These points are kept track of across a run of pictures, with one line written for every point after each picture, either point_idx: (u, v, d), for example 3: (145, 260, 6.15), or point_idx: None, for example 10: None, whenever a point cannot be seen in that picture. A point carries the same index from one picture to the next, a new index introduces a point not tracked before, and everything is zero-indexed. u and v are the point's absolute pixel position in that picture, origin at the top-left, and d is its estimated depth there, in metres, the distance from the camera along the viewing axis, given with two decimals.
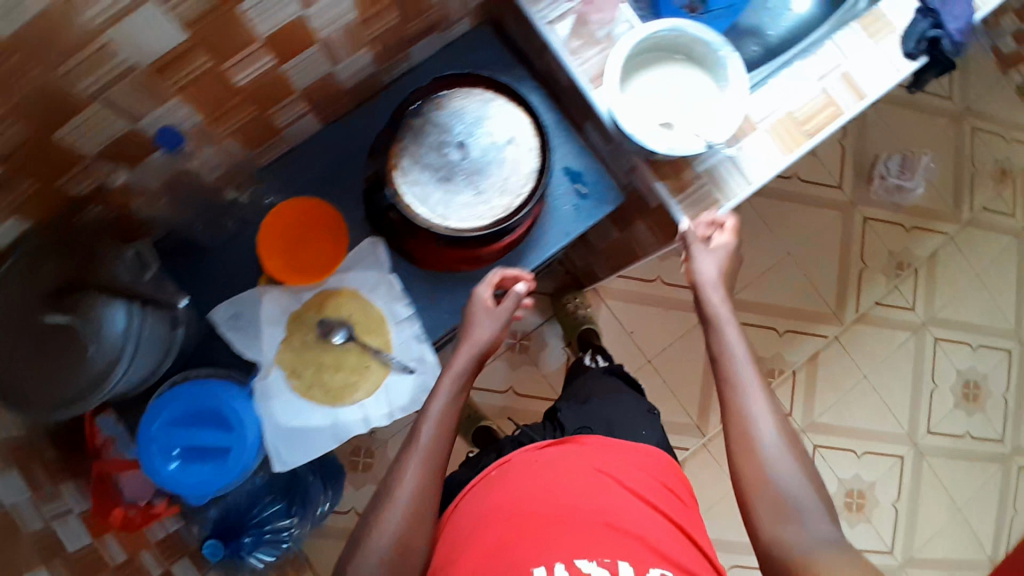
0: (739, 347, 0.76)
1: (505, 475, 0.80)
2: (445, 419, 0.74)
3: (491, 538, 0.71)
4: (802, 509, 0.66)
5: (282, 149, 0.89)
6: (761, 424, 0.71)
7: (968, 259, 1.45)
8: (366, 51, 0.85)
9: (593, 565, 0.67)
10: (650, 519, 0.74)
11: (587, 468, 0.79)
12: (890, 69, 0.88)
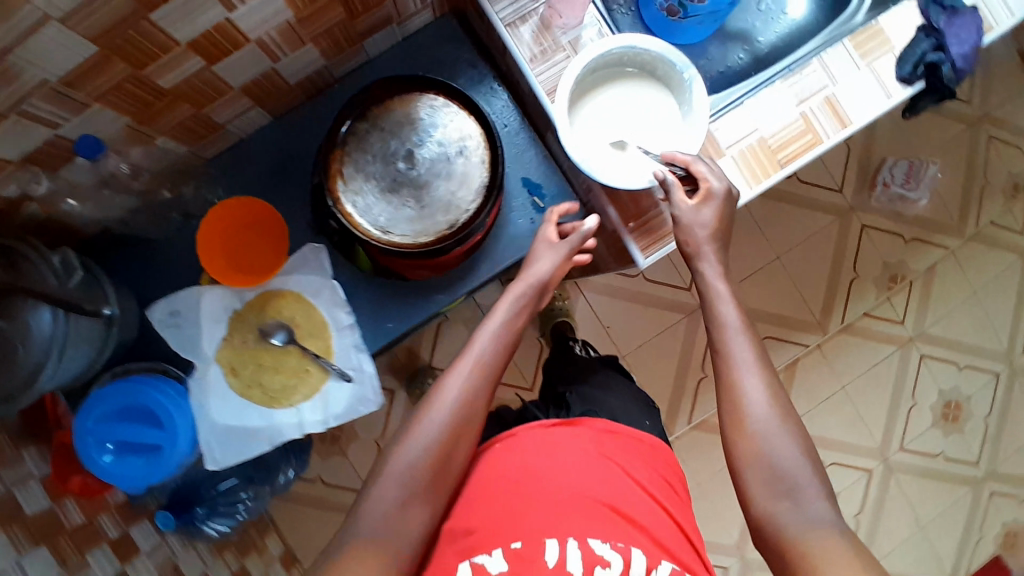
0: (731, 315, 0.70)
1: (510, 448, 0.76)
2: (488, 364, 0.75)
3: (492, 510, 0.69)
4: (800, 487, 0.62)
5: (228, 142, 0.87)
6: (758, 401, 0.66)
7: (967, 276, 1.38)
8: (312, 47, 0.80)
9: (605, 547, 0.65)
10: (651, 511, 0.71)
11: (585, 449, 0.76)
12: (880, 94, 0.80)
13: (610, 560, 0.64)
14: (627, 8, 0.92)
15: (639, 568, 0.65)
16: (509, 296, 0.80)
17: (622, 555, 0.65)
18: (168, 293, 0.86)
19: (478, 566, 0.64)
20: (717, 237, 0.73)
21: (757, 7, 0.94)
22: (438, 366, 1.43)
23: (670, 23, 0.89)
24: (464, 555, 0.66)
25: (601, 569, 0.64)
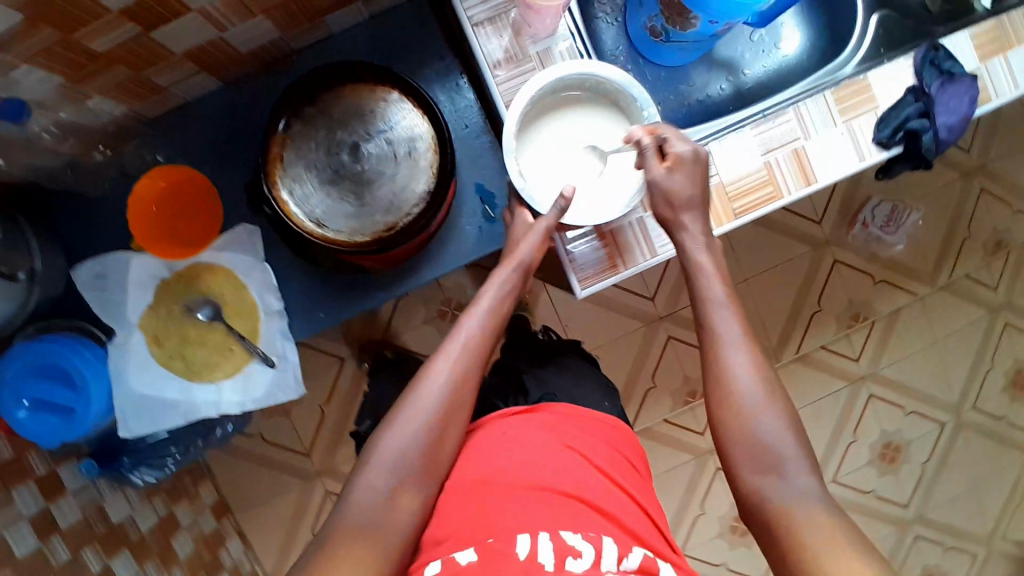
0: (716, 291, 0.69)
1: (473, 443, 0.70)
2: (475, 346, 0.70)
3: (462, 516, 0.62)
4: (784, 463, 0.60)
5: (172, 103, 0.82)
6: (748, 383, 0.64)
7: (931, 324, 1.37)
8: (264, 19, 0.75)
9: (577, 538, 0.59)
10: (621, 502, 0.67)
11: (547, 432, 0.71)
12: (853, 155, 0.77)
13: (582, 550, 0.58)
14: (613, 18, 0.88)
15: (611, 558, 0.59)
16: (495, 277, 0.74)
17: (594, 545, 0.59)
18: (97, 253, 0.84)
19: (449, 560, 0.59)
20: (699, 201, 0.72)
21: (749, 36, 0.89)
22: (390, 340, 1.42)
23: (654, 45, 0.84)
24: (435, 556, 0.60)
25: (573, 560, 0.58)
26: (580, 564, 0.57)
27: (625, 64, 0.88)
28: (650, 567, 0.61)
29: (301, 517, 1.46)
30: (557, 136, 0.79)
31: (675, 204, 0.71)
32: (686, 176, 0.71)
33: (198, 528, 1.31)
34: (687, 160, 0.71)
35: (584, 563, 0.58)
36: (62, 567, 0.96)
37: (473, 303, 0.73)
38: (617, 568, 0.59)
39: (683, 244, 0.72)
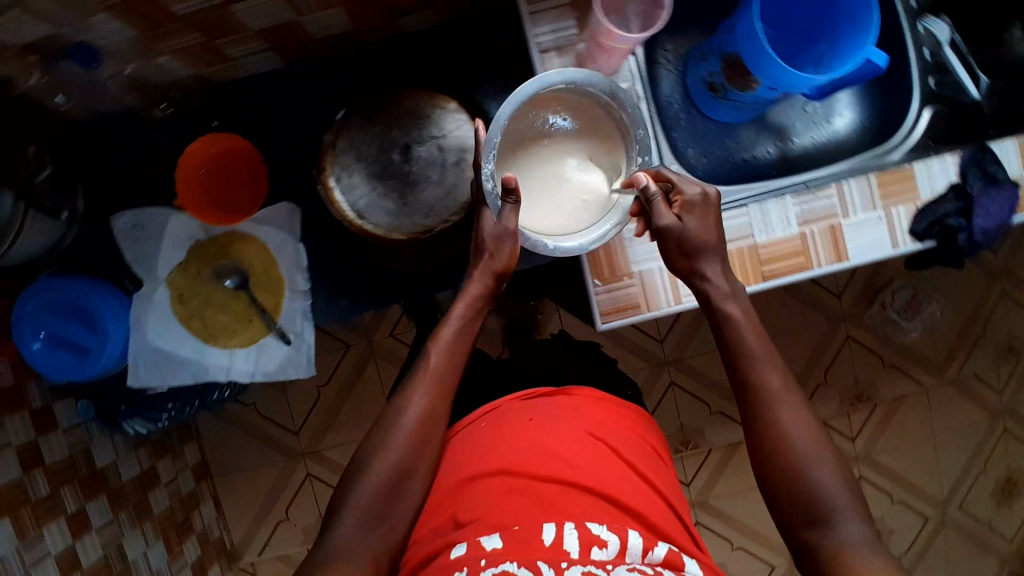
0: (751, 336, 0.68)
1: (501, 429, 0.74)
2: (433, 369, 0.72)
3: (489, 499, 0.66)
4: (832, 512, 0.60)
5: (236, 74, 0.84)
6: (792, 431, 0.64)
7: (931, 417, 1.38)
8: (340, 10, 0.76)
9: (603, 530, 0.62)
10: (646, 496, 0.69)
11: (579, 433, 0.73)
12: (885, 241, 0.79)
13: (607, 541, 0.61)
14: (673, 67, 0.88)
15: (636, 549, 0.62)
16: (464, 297, 0.75)
17: (618, 536, 0.62)
18: (139, 204, 0.86)
19: (473, 543, 0.61)
20: (713, 247, 0.71)
21: (803, 107, 0.89)
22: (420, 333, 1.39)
23: (711, 99, 0.85)
24: (459, 539, 0.63)
25: (598, 551, 0.60)
26: (605, 553, 0.60)
27: (677, 114, 0.87)
28: (676, 560, 0.63)
29: (278, 493, 1.47)
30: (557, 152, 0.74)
31: (690, 254, 0.71)
32: (699, 220, 0.71)
33: (175, 486, 1.35)
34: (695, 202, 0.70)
35: (608, 554, 0.60)
36: (37, 502, 1.01)
37: (440, 324, 0.75)
38: (641, 560, 0.61)
39: (705, 293, 0.71)
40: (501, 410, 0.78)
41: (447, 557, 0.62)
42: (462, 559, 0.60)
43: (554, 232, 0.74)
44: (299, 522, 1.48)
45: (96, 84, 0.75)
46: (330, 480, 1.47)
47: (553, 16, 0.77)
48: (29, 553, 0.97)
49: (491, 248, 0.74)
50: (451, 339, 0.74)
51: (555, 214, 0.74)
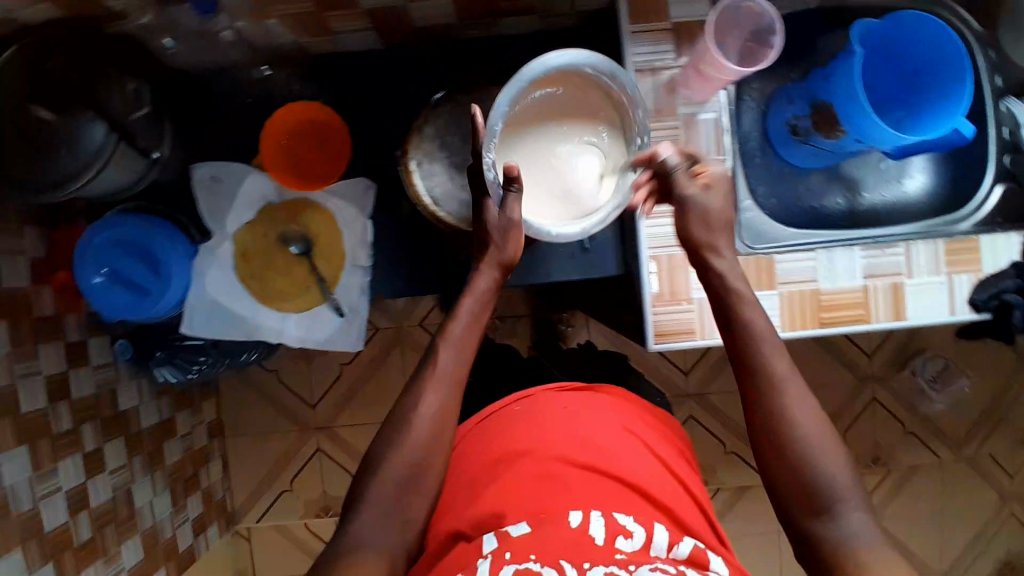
0: (758, 320, 0.66)
1: (533, 414, 0.75)
2: (438, 366, 0.69)
3: (519, 483, 0.66)
4: (840, 504, 0.58)
5: (333, 48, 0.86)
6: (801, 419, 0.61)
7: (942, 491, 1.37)
8: (448, 2, 0.78)
9: (630, 521, 0.63)
10: (674, 487, 0.70)
11: (616, 424, 0.75)
12: (944, 307, 0.80)
13: (633, 532, 0.62)
14: (755, 105, 0.88)
15: (661, 543, 0.62)
16: (474, 291, 0.72)
17: (645, 528, 0.63)
18: (220, 158, 0.88)
19: (501, 534, 0.62)
20: (727, 222, 0.72)
21: (877, 163, 0.89)
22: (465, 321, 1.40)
23: (790, 142, 0.86)
24: (488, 529, 0.63)
25: (623, 540, 0.61)
26: (629, 544, 0.61)
27: (753, 150, 0.88)
28: (700, 557, 0.63)
29: (285, 463, 1.49)
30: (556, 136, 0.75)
31: (711, 228, 0.71)
32: (718, 194, 0.72)
33: (190, 440, 1.37)
34: (718, 178, 0.72)
35: (633, 545, 0.61)
36: (58, 435, 1.04)
37: (450, 320, 0.71)
38: (666, 555, 0.62)
39: (716, 269, 0.70)
40: (535, 396, 0.80)
41: (471, 545, 0.62)
42: (489, 550, 0.61)
43: (557, 218, 0.75)
44: (301, 495, 1.50)
45: (203, 35, 0.78)
46: (338, 459, 1.48)
47: (654, 37, 0.78)
48: (41, 485, 0.99)
49: (496, 238, 0.73)
50: (463, 332, 0.71)
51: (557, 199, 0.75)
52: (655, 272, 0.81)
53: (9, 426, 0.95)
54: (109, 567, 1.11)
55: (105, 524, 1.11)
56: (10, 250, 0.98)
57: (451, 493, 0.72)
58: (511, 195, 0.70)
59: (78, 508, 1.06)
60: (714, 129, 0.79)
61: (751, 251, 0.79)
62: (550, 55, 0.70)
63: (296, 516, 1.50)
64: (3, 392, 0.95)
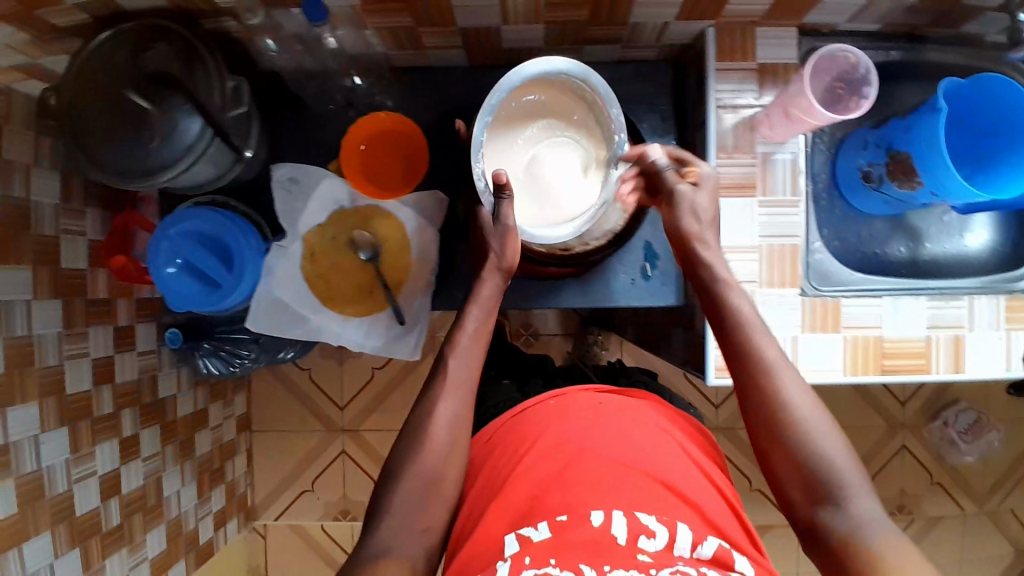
0: (748, 313, 0.68)
1: (565, 410, 0.72)
2: (462, 374, 0.72)
3: (541, 474, 0.65)
4: (842, 491, 0.60)
5: (418, 62, 0.88)
6: (795, 405, 0.63)
7: (965, 545, 1.37)
8: (541, 28, 0.80)
9: (652, 519, 0.60)
10: (706, 487, 0.66)
11: (651, 424, 0.71)
12: (1001, 362, 0.82)
13: (655, 531, 0.59)
14: (826, 148, 0.88)
15: (684, 543, 0.60)
16: (477, 299, 0.76)
17: (669, 528, 0.60)
18: (297, 160, 0.90)
19: (522, 536, 0.61)
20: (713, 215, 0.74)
21: (941, 215, 0.89)
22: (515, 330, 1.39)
23: (861, 187, 0.85)
24: (512, 530, 0.62)
25: (646, 540, 0.59)
26: (652, 544, 0.59)
27: (820, 193, 0.88)
28: (725, 558, 0.60)
29: (309, 463, 1.49)
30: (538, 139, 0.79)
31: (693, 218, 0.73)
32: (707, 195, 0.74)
33: (219, 432, 1.37)
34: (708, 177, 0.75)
35: (656, 545, 0.59)
36: (98, 418, 1.04)
37: (457, 329, 0.75)
38: (689, 555, 0.59)
39: (702, 261, 0.72)
40: (569, 395, 0.75)
41: (494, 544, 0.62)
42: (510, 554, 0.60)
43: (545, 221, 0.78)
44: (321, 496, 1.50)
45: (298, 40, 0.79)
46: (361, 462, 1.49)
47: (738, 77, 0.80)
48: (77, 467, 0.99)
49: (495, 248, 0.76)
50: (469, 341, 0.74)
51: (544, 201, 0.78)
52: None
53: (53, 406, 0.95)
54: (133, 555, 1.11)
55: (133, 512, 1.11)
56: (73, 232, 1.00)
57: (478, 494, 0.69)
58: (501, 204, 0.73)
59: (109, 493, 1.06)
60: (791, 170, 0.80)
61: (818, 292, 0.81)
62: (524, 63, 0.72)
63: (314, 517, 1.50)
64: (52, 371, 0.96)
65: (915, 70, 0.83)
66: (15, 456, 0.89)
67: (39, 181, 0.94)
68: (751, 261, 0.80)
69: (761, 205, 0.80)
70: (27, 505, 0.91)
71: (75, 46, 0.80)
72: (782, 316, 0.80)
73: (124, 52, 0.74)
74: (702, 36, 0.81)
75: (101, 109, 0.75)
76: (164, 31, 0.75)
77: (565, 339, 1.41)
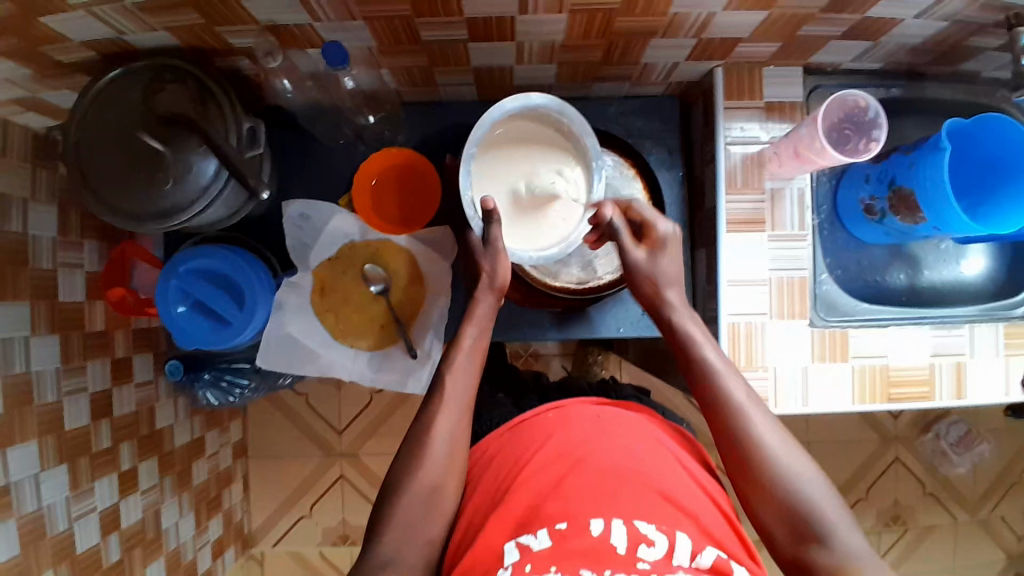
0: (714, 356, 0.69)
1: (563, 421, 0.67)
2: (469, 393, 0.71)
3: (536, 484, 0.61)
4: (826, 530, 0.59)
5: (428, 97, 0.89)
6: (771, 445, 0.63)
7: (957, 552, 1.40)
8: (553, 67, 0.82)
9: (650, 529, 0.56)
10: (703, 497, 0.62)
11: (649, 435, 0.67)
12: (999, 388, 0.85)
13: (655, 540, 0.56)
14: (827, 179, 0.91)
15: (683, 552, 0.56)
16: (472, 318, 0.74)
17: (669, 537, 0.56)
18: (308, 197, 0.91)
19: (520, 543, 0.57)
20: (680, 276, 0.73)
21: (938, 244, 0.91)
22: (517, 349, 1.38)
23: (863, 218, 0.87)
24: (508, 539, 0.58)
25: (645, 549, 0.55)
26: (651, 554, 0.55)
27: (823, 223, 0.91)
28: (724, 567, 0.57)
29: (308, 487, 1.48)
30: (524, 163, 0.78)
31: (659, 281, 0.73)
32: (669, 259, 0.73)
33: (216, 460, 1.35)
34: (667, 240, 0.74)
35: (656, 555, 0.55)
36: (97, 453, 1.01)
37: (453, 348, 0.73)
38: (688, 564, 0.56)
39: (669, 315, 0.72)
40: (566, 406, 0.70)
41: (493, 553, 0.57)
42: (510, 562, 0.56)
43: (538, 241, 0.79)
44: (320, 521, 1.49)
45: (311, 80, 0.80)
46: (361, 487, 1.48)
47: (744, 116, 0.83)
48: (77, 504, 0.96)
49: (487, 268, 0.75)
50: (465, 357, 0.72)
51: (530, 227, 0.78)
52: (733, 339, 0.82)
53: (52, 443, 0.93)
54: None
55: (133, 546, 1.08)
56: (71, 264, 0.98)
57: (475, 509, 0.65)
58: (491, 228, 0.73)
59: (109, 529, 1.03)
60: (799, 204, 0.83)
61: (826, 323, 0.84)
62: (504, 100, 0.75)
63: (313, 542, 1.49)
64: (51, 408, 0.93)
65: (914, 107, 0.87)
66: (16, 497, 0.87)
67: (37, 215, 0.91)
68: (761, 294, 0.83)
69: (771, 239, 0.83)
70: (29, 545, 0.88)
71: (80, 81, 0.78)
72: (792, 346, 0.83)
73: (136, 91, 0.74)
74: (710, 75, 0.83)
75: (110, 149, 0.74)
76: (176, 71, 0.74)
77: (564, 359, 1.39)
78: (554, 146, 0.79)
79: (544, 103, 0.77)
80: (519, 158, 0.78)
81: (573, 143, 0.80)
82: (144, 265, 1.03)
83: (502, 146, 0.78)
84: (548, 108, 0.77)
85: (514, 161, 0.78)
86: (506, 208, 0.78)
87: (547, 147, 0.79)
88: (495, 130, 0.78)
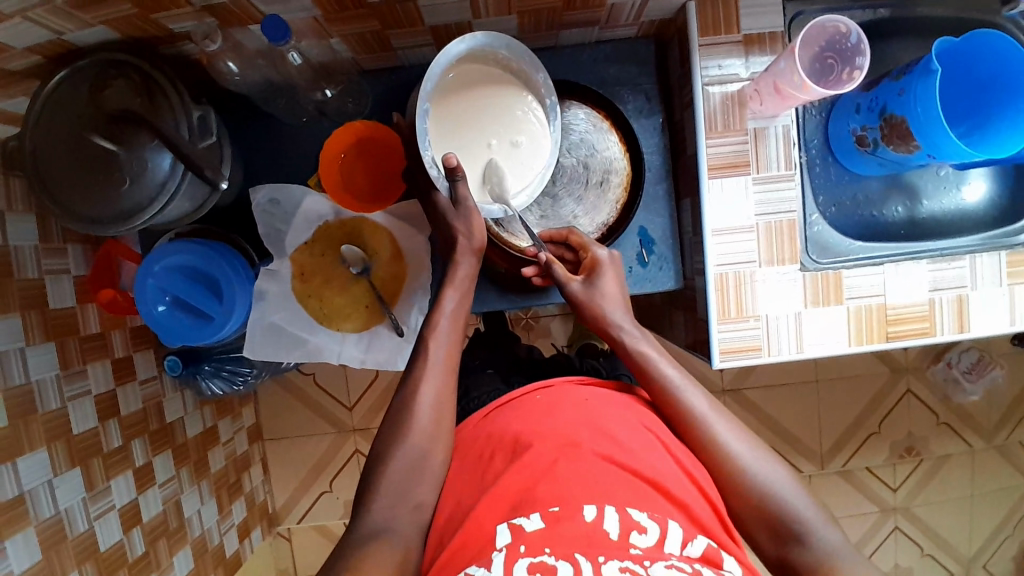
0: (670, 371, 0.69)
1: (552, 405, 0.66)
2: (452, 369, 0.70)
3: (524, 468, 0.59)
4: (805, 528, 0.61)
5: (388, 62, 0.85)
6: (738, 453, 0.64)
7: (973, 479, 1.39)
8: (512, 18, 0.77)
9: (642, 517, 0.55)
10: (692, 484, 0.61)
11: (634, 420, 0.65)
12: (1004, 318, 0.82)
13: (647, 527, 0.54)
14: (817, 112, 0.86)
15: (676, 540, 0.54)
16: (453, 281, 0.73)
17: (660, 525, 0.55)
18: (278, 182, 0.89)
19: (512, 525, 0.55)
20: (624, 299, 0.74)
21: (936, 171, 0.87)
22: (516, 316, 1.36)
23: (855, 151, 0.83)
24: (496, 525, 0.56)
25: (637, 536, 0.53)
26: (645, 540, 0.53)
27: (814, 159, 0.86)
28: (714, 557, 0.55)
29: (324, 464, 1.51)
30: (479, 112, 0.75)
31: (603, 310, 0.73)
32: (607, 281, 0.75)
33: (231, 446, 1.38)
34: (604, 266, 0.75)
35: (649, 542, 0.53)
36: (109, 453, 1.02)
37: (434, 317, 0.71)
38: (680, 553, 0.54)
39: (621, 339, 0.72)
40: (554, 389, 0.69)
41: (484, 537, 0.55)
42: (504, 544, 0.54)
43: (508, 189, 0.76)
44: (340, 495, 1.52)
45: (264, 59, 0.76)
46: None
47: (721, 52, 0.78)
48: (95, 504, 0.98)
49: (461, 230, 0.74)
50: (446, 325, 0.71)
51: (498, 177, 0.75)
52: (721, 289, 0.79)
53: (62, 447, 0.94)
54: None
55: (157, 538, 1.11)
56: (57, 270, 0.97)
57: (463, 488, 0.63)
58: (457, 186, 0.71)
59: (131, 523, 1.05)
60: (785, 143, 0.79)
61: (818, 265, 0.80)
62: (450, 44, 0.71)
63: (336, 516, 1.52)
64: (56, 414, 0.94)
65: (901, 25, 0.81)
66: (32, 504, 0.88)
67: (15, 224, 0.90)
68: (750, 241, 0.79)
69: (757, 182, 0.79)
70: (49, 550, 0.90)
71: (35, 86, 0.76)
72: (784, 292, 0.80)
73: (83, 90, 0.71)
74: (683, 11, 0.78)
75: (59, 154, 0.71)
76: (120, 65, 0.72)
77: (564, 321, 1.37)
78: (507, 87, 0.76)
79: (492, 45, 0.73)
80: (474, 107, 0.75)
81: (523, 81, 0.77)
82: (131, 262, 1.04)
83: (453, 98, 0.74)
84: (490, 47, 0.74)
85: (468, 112, 0.74)
86: (470, 161, 0.75)
87: (499, 90, 0.75)
88: (443, 85, 0.74)
